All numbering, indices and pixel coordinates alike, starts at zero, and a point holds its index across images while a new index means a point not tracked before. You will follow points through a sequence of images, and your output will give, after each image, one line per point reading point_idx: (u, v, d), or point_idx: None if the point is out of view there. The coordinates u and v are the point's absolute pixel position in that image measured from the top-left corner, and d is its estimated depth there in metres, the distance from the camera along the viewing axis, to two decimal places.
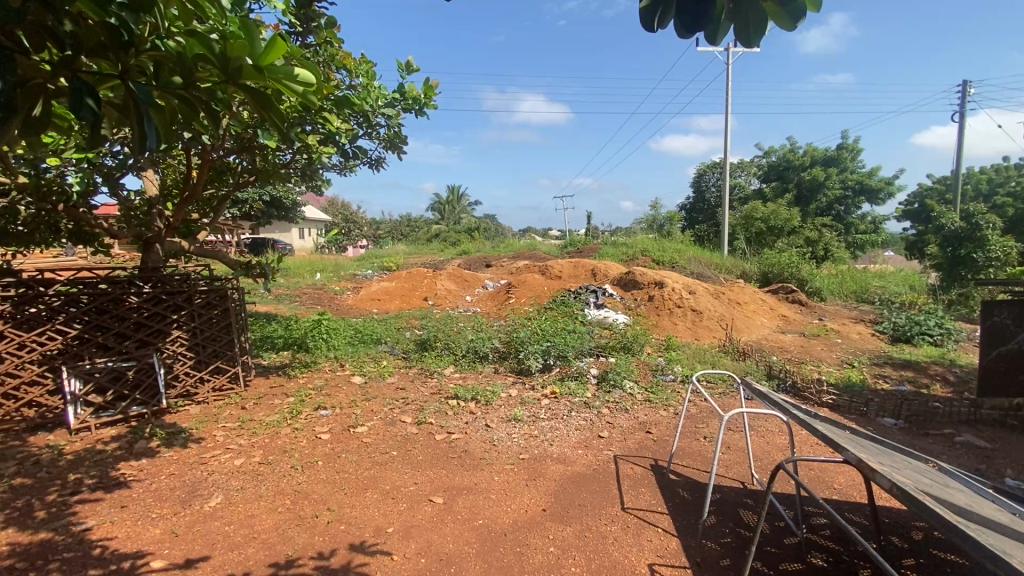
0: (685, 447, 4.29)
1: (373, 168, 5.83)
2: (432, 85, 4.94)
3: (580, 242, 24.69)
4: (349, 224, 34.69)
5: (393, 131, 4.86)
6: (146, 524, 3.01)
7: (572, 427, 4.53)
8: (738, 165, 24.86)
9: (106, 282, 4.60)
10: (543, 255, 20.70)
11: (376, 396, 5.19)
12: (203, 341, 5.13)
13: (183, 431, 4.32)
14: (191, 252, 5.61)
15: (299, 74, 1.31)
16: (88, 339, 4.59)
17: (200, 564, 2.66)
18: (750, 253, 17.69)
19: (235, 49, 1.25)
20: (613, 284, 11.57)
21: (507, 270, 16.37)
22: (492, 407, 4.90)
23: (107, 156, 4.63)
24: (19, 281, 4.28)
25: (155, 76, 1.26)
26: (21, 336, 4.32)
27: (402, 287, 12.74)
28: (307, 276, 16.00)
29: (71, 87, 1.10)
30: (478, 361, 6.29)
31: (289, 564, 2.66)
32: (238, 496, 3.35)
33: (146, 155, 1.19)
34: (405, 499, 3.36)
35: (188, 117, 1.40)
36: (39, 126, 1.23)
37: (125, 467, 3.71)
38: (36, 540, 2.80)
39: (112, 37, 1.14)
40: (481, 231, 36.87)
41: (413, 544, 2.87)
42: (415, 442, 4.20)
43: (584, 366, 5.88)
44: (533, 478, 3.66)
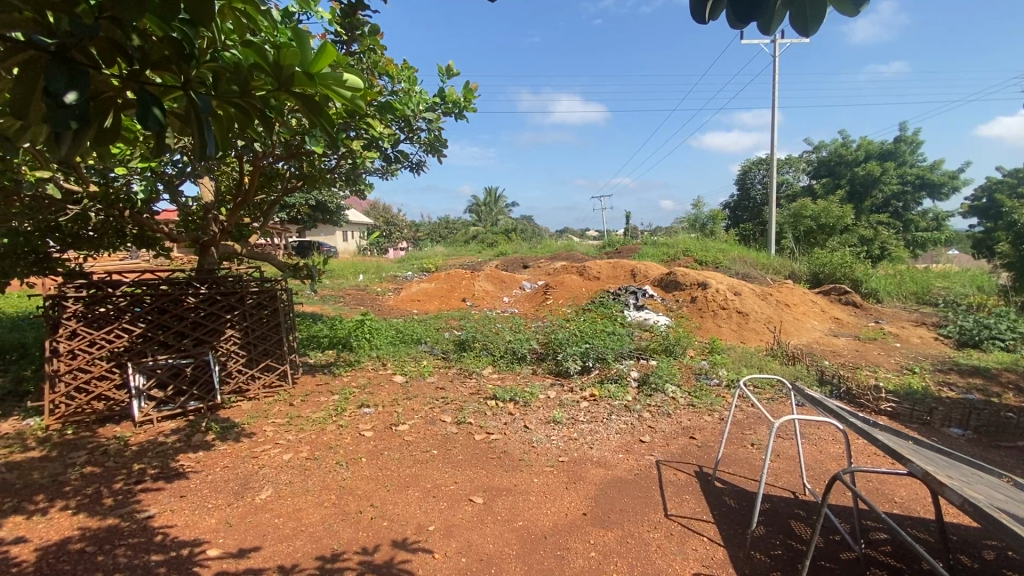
0: (731, 453, 4.15)
1: (413, 172, 5.96)
2: (472, 88, 4.99)
3: (618, 242, 24.48)
4: (390, 227, 35.62)
5: (433, 135, 4.93)
6: (203, 514, 3.16)
7: (613, 431, 4.46)
8: (786, 161, 23.86)
9: (167, 282, 4.90)
10: (580, 256, 20.56)
11: (417, 395, 5.27)
12: (254, 340, 5.38)
13: (236, 426, 4.53)
14: (243, 254, 5.89)
15: (348, 79, 1.36)
16: (150, 337, 4.87)
17: (253, 553, 2.77)
18: (799, 252, 16.97)
19: (286, 57, 1.29)
20: (654, 284, 11.39)
21: (545, 271, 16.38)
22: (531, 408, 4.89)
23: (168, 165, 4.92)
24: (90, 282, 4.61)
25: (214, 85, 1.31)
26: (91, 333, 4.63)
27: (441, 287, 12.93)
28: (351, 277, 16.50)
29: (137, 98, 1.16)
30: (517, 362, 6.30)
31: (335, 558, 2.73)
32: (286, 489, 3.48)
33: (205, 161, 1.25)
34: (446, 497, 3.39)
35: (243, 125, 1.45)
36: (110, 138, 1.29)
37: (183, 458, 3.92)
38: (104, 526, 3.00)
39: (175, 50, 1.19)
40: (518, 232, 36.94)
41: (453, 543, 2.89)
42: (455, 442, 4.23)
43: (625, 369, 5.79)
44: (572, 481, 3.63)
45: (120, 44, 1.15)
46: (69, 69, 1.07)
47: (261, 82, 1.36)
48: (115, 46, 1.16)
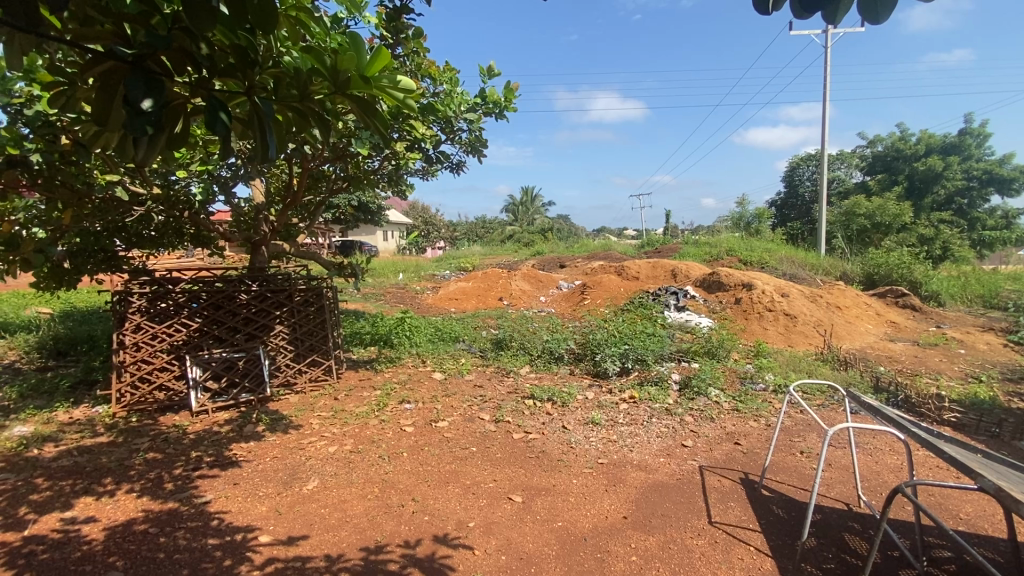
0: (778, 460, 4.00)
1: (453, 172, 6.03)
2: (512, 88, 5.01)
3: (657, 242, 23.99)
4: (428, 227, 36.23)
5: (474, 135, 4.97)
6: (254, 501, 3.31)
7: (654, 434, 4.38)
8: (837, 157, 22.79)
9: (222, 280, 5.16)
10: (618, 256, 20.27)
11: (456, 392, 5.34)
12: (302, 336, 5.58)
13: (284, 418, 4.71)
14: (291, 253, 6.12)
15: (401, 81, 1.40)
16: (206, 332, 5.13)
17: (301, 542, 2.88)
18: (851, 252, 16.15)
19: (343, 62, 1.33)
20: (696, 285, 11.10)
21: (582, 271, 16.23)
22: (569, 409, 4.86)
23: (223, 167, 5.16)
24: (153, 279, 4.91)
25: (275, 90, 1.36)
26: (153, 327, 4.92)
27: (478, 286, 13.04)
28: (391, 276, 16.88)
29: (206, 105, 1.23)
30: (554, 362, 6.27)
31: (379, 549, 2.80)
32: (332, 481, 3.59)
33: (267, 163, 1.30)
34: (486, 495, 3.42)
35: (300, 127, 1.49)
36: (179, 142, 1.36)
37: (236, 447, 4.11)
38: (165, 509, 3.18)
39: (240, 57, 1.24)
40: (555, 231, 36.79)
41: (493, 541, 2.91)
42: (493, 440, 4.26)
43: (665, 371, 5.68)
44: (612, 483, 3.58)
45: (192, 53, 1.21)
46: (146, 80, 1.14)
47: (319, 87, 1.40)
48: (186, 55, 1.21)
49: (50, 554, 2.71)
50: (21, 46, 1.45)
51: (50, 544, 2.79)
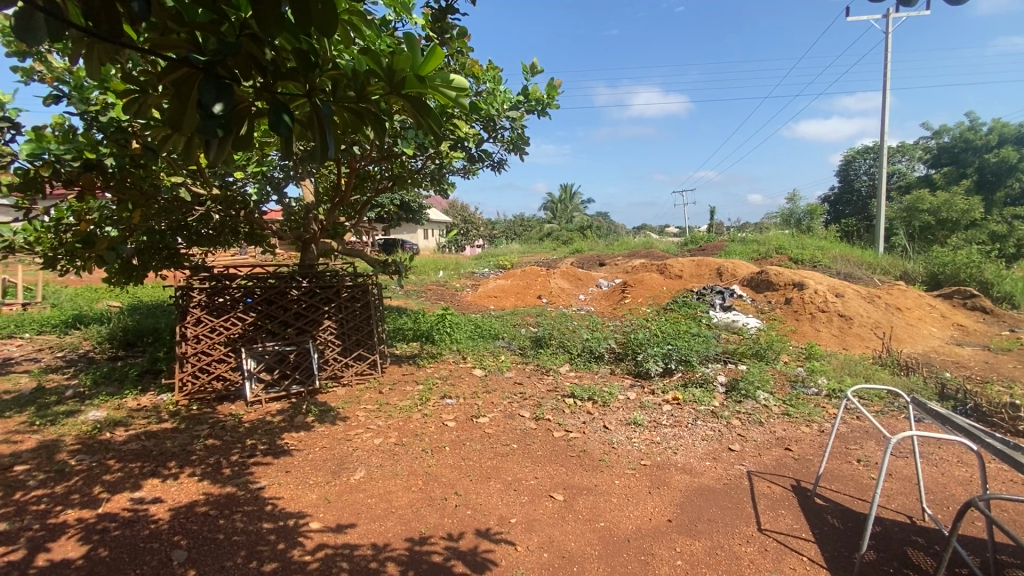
0: (833, 468, 3.82)
1: (494, 170, 6.07)
2: (554, 84, 4.99)
3: (701, 239, 23.36)
4: (467, 225, 36.61)
5: (517, 133, 4.97)
6: (305, 489, 3.44)
7: (698, 437, 4.27)
8: (898, 149, 21.50)
9: (274, 276, 5.39)
10: (659, 253, 19.85)
11: (496, 389, 5.38)
12: (348, 330, 5.76)
13: (332, 410, 4.88)
14: (338, 251, 6.33)
15: (455, 80, 1.42)
16: (260, 326, 5.37)
17: (349, 529, 2.97)
18: (912, 250, 15.20)
19: (399, 62, 1.35)
20: (742, 284, 10.73)
21: (622, 269, 15.99)
22: (610, 409, 4.80)
23: (276, 168, 5.38)
24: (212, 276, 5.17)
25: (333, 92, 1.40)
26: (212, 320, 5.19)
27: (517, 284, 13.08)
28: (431, 273, 17.17)
29: (270, 107, 1.28)
30: (594, 361, 6.20)
31: (423, 540, 2.86)
32: (377, 472, 3.69)
33: (326, 163, 1.35)
34: (527, 492, 3.43)
35: (355, 128, 1.53)
36: (245, 144, 1.43)
37: (287, 437, 4.28)
38: (224, 493, 3.36)
39: (302, 60, 1.28)
40: (595, 229, 36.41)
41: (535, 538, 2.92)
42: (534, 437, 4.27)
43: (711, 373, 5.52)
44: (655, 486, 3.52)
45: (257, 58, 1.26)
46: (218, 84, 1.20)
47: (376, 88, 1.44)
48: (252, 61, 1.27)
49: (122, 531, 2.92)
50: (100, 53, 1.55)
51: (121, 522, 3.00)
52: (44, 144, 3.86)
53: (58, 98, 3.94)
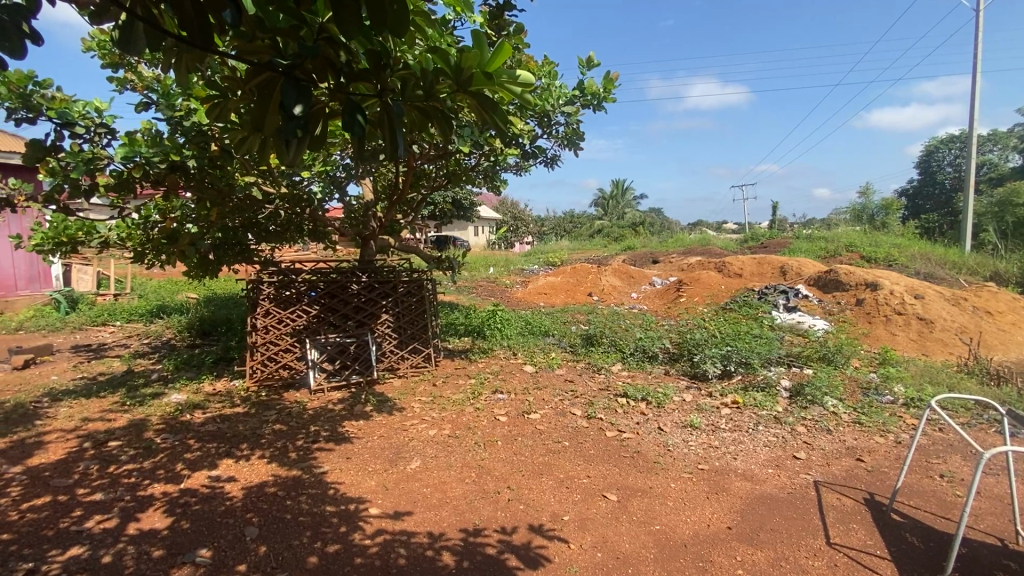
0: (912, 483, 3.55)
1: (548, 166, 6.05)
2: (611, 78, 4.91)
3: (760, 236, 22.28)
4: (517, 222, 36.72)
5: (572, 128, 4.93)
6: (364, 475, 3.58)
7: (760, 443, 4.08)
8: (989, 137, 19.60)
9: (336, 271, 5.63)
10: (716, 251, 19.09)
11: (547, 385, 5.37)
12: (404, 324, 5.93)
13: (389, 400, 5.05)
14: (395, 247, 6.54)
15: (521, 76, 1.44)
16: (323, 318, 5.63)
17: (407, 517, 3.07)
18: (1006, 249, 13.80)
19: (468, 59, 1.37)
20: (808, 284, 10.15)
21: (676, 267, 15.50)
22: (665, 410, 4.68)
23: (339, 168, 5.63)
24: (279, 270, 5.47)
25: (403, 91, 1.43)
26: (279, 312, 5.49)
27: (567, 281, 13.00)
28: (482, 270, 17.35)
29: (345, 108, 1.33)
30: (648, 361, 6.06)
31: (477, 532, 2.90)
32: (432, 462, 3.78)
33: (397, 161, 1.39)
34: (580, 490, 3.40)
35: (422, 126, 1.56)
36: (320, 144, 1.48)
37: (348, 425, 4.47)
38: (290, 475, 3.56)
39: (374, 61, 1.33)
40: (647, 225, 35.53)
41: (588, 537, 2.89)
42: (586, 435, 4.23)
43: (773, 376, 5.26)
44: (714, 491, 3.40)
45: (333, 61, 1.31)
46: (298, 87, 1.26)
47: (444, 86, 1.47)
48: (329, 64, 1.32)
49: (201, 505, 3.15)
50: (189, 61, 1.66)
51: (200, 497, 3.24)
52: (136, 147, 4.23)
53: (148, 105, 4.27)
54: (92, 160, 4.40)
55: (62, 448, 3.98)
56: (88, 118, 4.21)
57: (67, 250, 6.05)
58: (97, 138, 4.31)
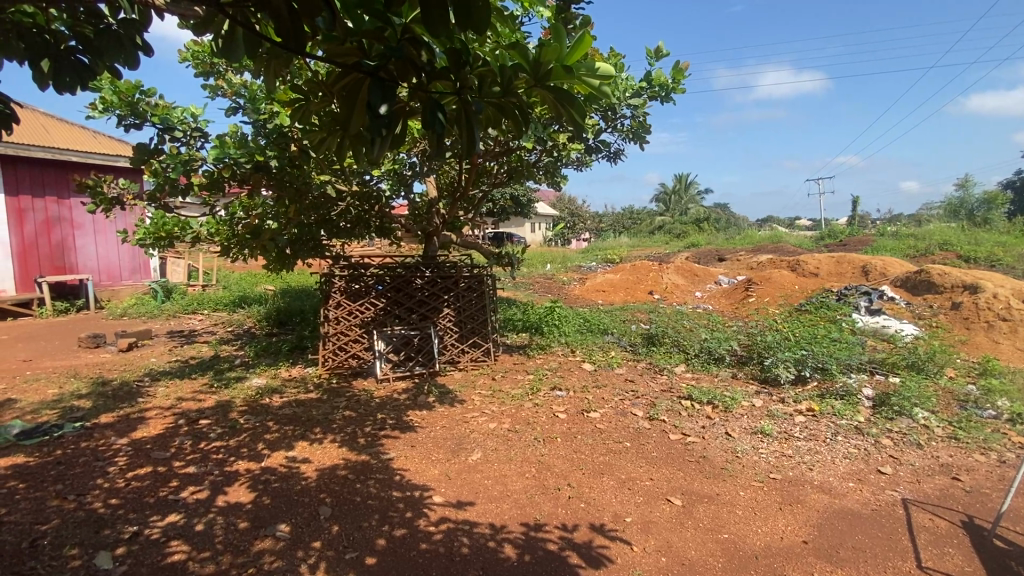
0: (1019, 507, 3.19)
1: (610, 161, 5.95)
2: (680, 68, 4.74)
3: (838, 233, 20.77)
4: (574, 218, 36.40)
5: (638, 121, 4.80)
6: (428, 464, 3.70)
7: (839, 454, 3.82)
8: None
9: (402, 266, 5.83)
10: (789, 248, 17.99)
11: (607, 384, 5.30)
12: (465, 318, 6.04)
13: (450, 392, 5.17)
14: (458, 243, 6.71)
15: (600, 68, 1.42)
16: (389, 311, 5.85)
17: (469, 507, 3.13)
18: None
19: (547, 53, 1.38)
20: (893, 286, 9.36)
21: (743, 265, 14.76)
22: (733, 415, 4.48)
23: (406, 166, 5.83)
24: (350, 265, 5.74)
25: (481, 88, 1.46)
26: (349, 304, 5.75)
27: (627, 278, 12.73)
28: (539, 266, 17.35)
29: (426, 107, 1.38)
30: (713, 363, 5.82)
31: (538, 527, 2.92)
32: (492, 455, 3.84)
33: (473, 156, 1.42)
34: (643, 492, 3.33)
35: (496, 122, 1.57)
36: (399, 142, 1.53)
37: (412, 414, 4.62)
38: (360, 459, 3.74)
39: (454, 58, 1.35)
40: (712, 222, 34.09)
41: (652, 540, 2.83)
42: (648, 437, 4.13)
43: (854, 385, 4.90)
44: (787, 502, 3.22)
45: (416, 61, 1.36)
46: (383, 87, 1.31)
47: (521, 82, 1.48)
48: (411, 63, 1.36)
49: (280, 483, 3.37)
50: (276, 67, 1.77)
51: (279, 476, 3.47)
52: (226, 149, 4.59)
53: (237, 110, 4.59)
54: (188, 162, 4.75)
55: (160, 423, 4.39)
56: (185, 123, 4.56)
57: (164, 245, 6.65)
58: (193, 141, 4.67)
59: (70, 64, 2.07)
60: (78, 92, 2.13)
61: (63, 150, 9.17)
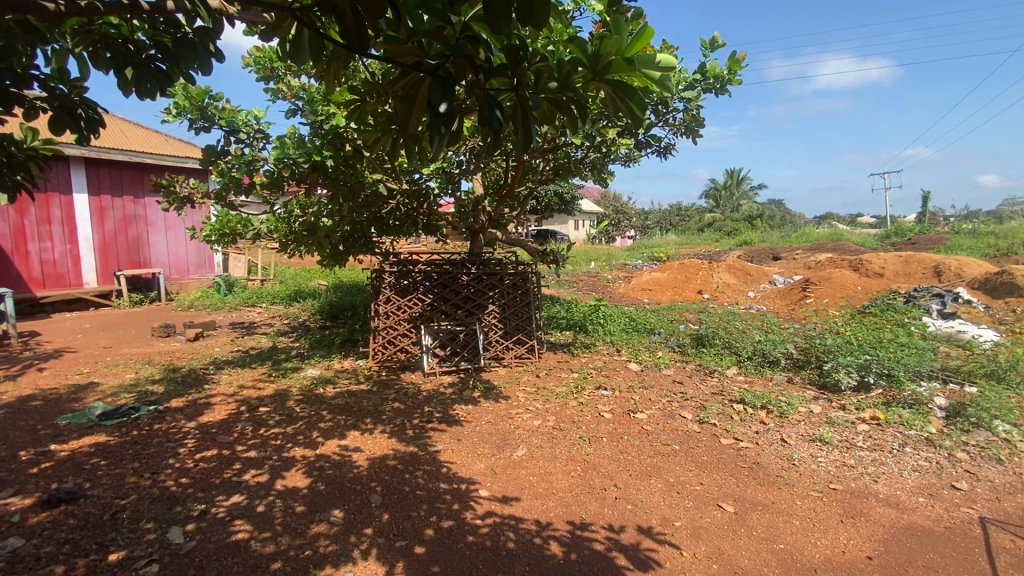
0: None
1: (660, 156, 5.81)
2: (736, 58, 4.57)
3: (906, 231, 19.42)
4: (619, 216, 35.79)
5: (691, 114, 4.66)
6: (474, 458, 3.75)
7: (907, 467, 3.59)
8: None
9: (449, 263, 5.92)
10: (850, 247, 16.99)
11: (654, 385, 5.18)
12: (509, 315, 6.07)
13: (495, 388, 5.22)
14: (503, 240, 6.75)
15: (661, 60, 1.40)
16: (436, 307, 5.96)
17: (515, 502, 3.15)
18: None
19: (606, 47, 1.37)
20: (970, 288, 8.66)
21: (799, 264, 14.07)
22: (789, 421, 4.28)
23: (454, 164, 5.91)
24: (399, 261, 5.88)
25: (537, 83, 1.45)
26: (398, 300, 5.90)
27: (674, 277, 12.41)
28: (583, 264, 17.19)
29: (484, 104, 1.39)
30: (768, 366, 5.58)
31: (584, 526, 2.90)
32: (537, 452, 3.84)
33: (528, 152, 1.43)
34: (692, 497, 3.24)
35: (552, 118, 1.57)
36: (455, 139, 1.55)
37: (458, 408, 4.70)
38: (408, 450, 3.83)
39: (512, 55, 1.35)
40: (765, 219, 32.66)
41: (702, 546, 2.75)
42: (698, 441, 4.01)
43: (925, 393, 4.57)
44: (849, 515, 3.05)
45: (474, 60, 1.37)
46: (443, 85, 1.33)
47: (579, 77, 1.47)
48: (469, 62, 1.37)
49: (333, 470, 3.51)
50: (336, 69, 1.83)
51: (333, 463, 3.62)
52: (286, 150, 4.82)
53: (296, 112, 4.81)
54: (251, 162, 5.01)
55: (224, 409, 4.67)
56: (249, 126, 4.82)
57: (228, 241, 7.04)
58: (255, 143, 4.92)
59: (150, 71, 2.21)
60: (155, 98, 2.27)
61: (139, 152, 9.88)
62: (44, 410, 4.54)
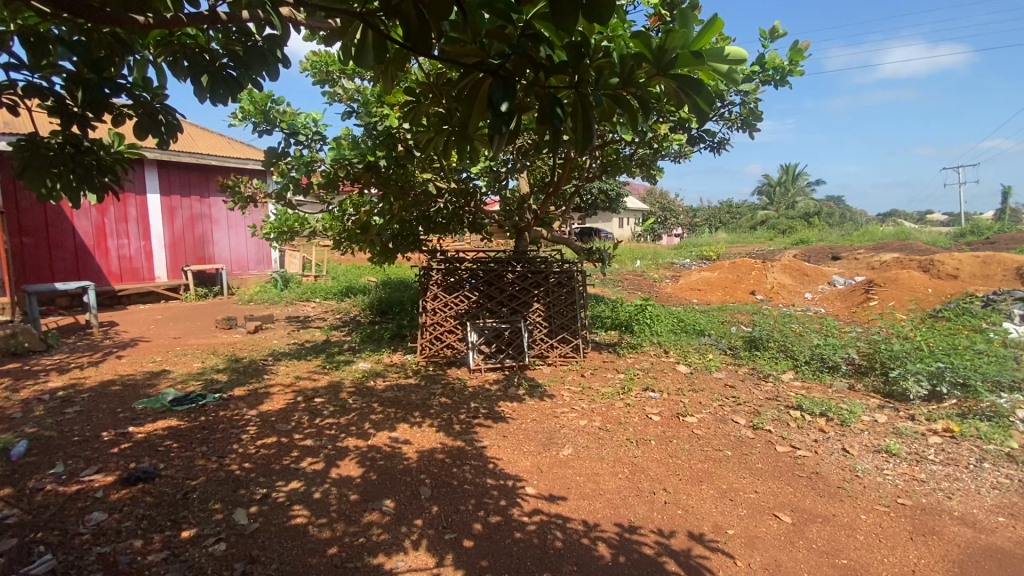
0: None
1: (714, 151, 5.63)
2: (798, 48, 4.36)
3: (984, 229, 17.95)
4: (666, 214, 34.92)
5: (748, 108, 4.49)
6: (520, 455, 3.77)
7: (985, 484, 3.33)
8: None
9: (495, 261, 5.96)
10: (920, 246, 15.88)
11: (704, 388, 5.04)
12: (554, 314, 6.06)
13: (540, 386, 5.22)
14: (548, 238, 6.72)
15: (729, 53, 1.36)
16: (482, 304, 6.02)
17: (562, 501, 3.15)
18: None
19: (671, 41, 1.34)
20: None
21: (861, 265, 13.30)
22: (851, 430, 4.06)
23: (501, 163, 5.94)
24: (447, 259, 5.99)
25: (598, 80, 1.45)
26: (445, 297, 6.01)
27: (725, 277, 11.99)
28: (629, 263, 16.89)
29: (544, 102, 1.39)
30: (827, 372, 5.32)
31: (633, 529, 2.86)
32: (583, 452, 3.82)
33: (587, 149, 1.43)
34: (746, 505, 3.13)
35: (611, 115, 1.56)
36: (512, 138, 1.56)
37: (503, 405, 4.74)
38: (455, 445, 3.90)
39: (574, 52, 1.35)
40: (823, 216, 31.04)
41: (757, 556, 2.66)
42: (752, 447, 3.87)
43: (1006, 405, 4.22)
44: (919, 532, 2.86)
45: (535, 58, 1.37)
46: (505, 84, 1.34)
47: (641, 72, 1.45)
48: (530, 60, 1.38)
49: (384, 461, 3.62)
50: (394, 71, 1.86)
51: (384, 454, 3.73)
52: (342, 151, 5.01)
53: (351, 114, 4.97)
54: (310, 163, 5.24)
55: (282, 399, 4.90)
56: (308, 128, 5.01)
57: (286, 239, 7.37)
58: (313, 145, 5.11)
59: (223, 78, 2.34)
60: (228, 103, 2.40)
61: (205, 155, 10.51)
62: (123, 394, 4.92)
